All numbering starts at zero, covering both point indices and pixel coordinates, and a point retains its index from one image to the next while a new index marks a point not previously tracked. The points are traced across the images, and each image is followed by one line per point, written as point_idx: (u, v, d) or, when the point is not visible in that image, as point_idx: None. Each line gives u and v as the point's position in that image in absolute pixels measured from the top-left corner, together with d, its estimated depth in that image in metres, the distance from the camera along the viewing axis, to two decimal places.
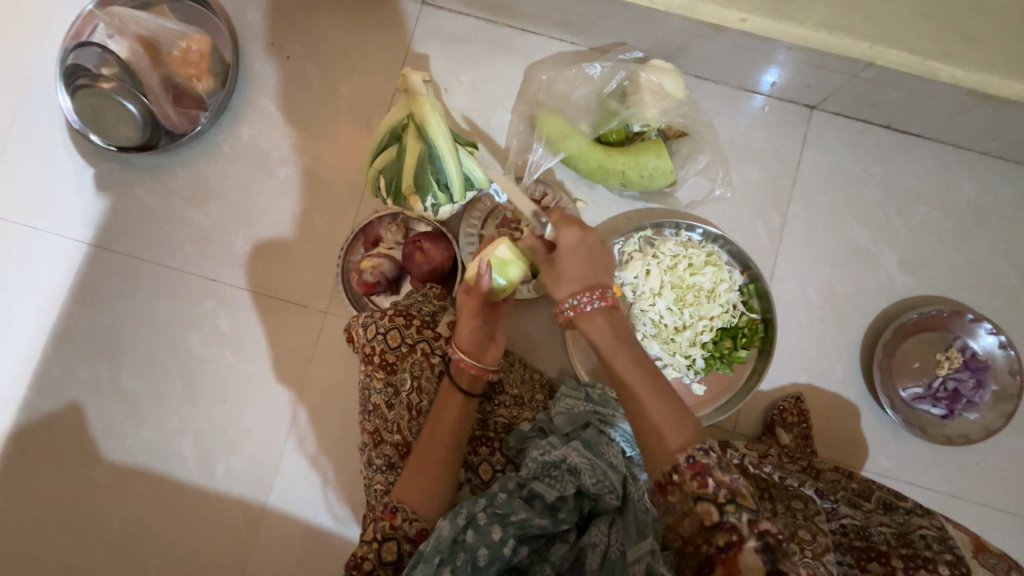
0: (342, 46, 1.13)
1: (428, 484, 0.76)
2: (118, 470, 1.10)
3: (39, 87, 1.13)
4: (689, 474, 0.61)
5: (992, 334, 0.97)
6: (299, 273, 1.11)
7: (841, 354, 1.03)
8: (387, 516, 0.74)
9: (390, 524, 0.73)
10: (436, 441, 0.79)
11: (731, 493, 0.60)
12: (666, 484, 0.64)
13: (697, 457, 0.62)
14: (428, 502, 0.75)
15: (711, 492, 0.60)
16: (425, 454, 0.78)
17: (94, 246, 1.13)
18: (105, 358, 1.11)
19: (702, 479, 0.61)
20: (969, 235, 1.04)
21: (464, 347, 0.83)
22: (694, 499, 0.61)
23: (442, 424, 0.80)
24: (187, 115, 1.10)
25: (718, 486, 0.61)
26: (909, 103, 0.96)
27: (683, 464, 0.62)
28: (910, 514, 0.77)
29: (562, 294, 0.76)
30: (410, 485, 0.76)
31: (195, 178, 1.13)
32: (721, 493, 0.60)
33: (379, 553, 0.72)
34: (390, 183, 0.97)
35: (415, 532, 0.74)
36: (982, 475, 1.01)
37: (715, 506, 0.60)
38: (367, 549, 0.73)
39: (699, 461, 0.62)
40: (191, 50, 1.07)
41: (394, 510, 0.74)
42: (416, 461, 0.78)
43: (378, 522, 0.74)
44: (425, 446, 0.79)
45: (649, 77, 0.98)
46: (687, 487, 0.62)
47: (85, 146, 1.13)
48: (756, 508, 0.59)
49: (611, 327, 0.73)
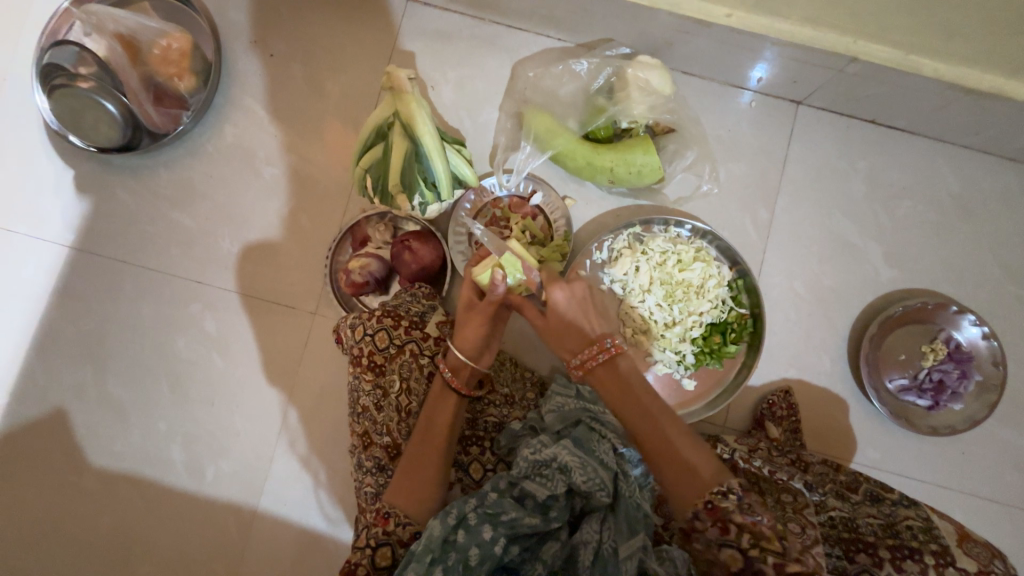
0: (326, 44, 1.11)
1: (419, 487, 0.76)
2: (104, 476, 1.08)
3: (14, 87, 1.10)
4: (709, 521, 0.66)
5: (975, 326, 0.98)
6: (286, 274, 1.09)
7: (828, 347, 1.04)
8: (380, 522, 0.74)
9: (383, 529, 0.73)
10: (426, 443, 0.78)
11: (753, 538, 0.64)
12: (691, 531, 0.68)
13: (715, 502, 0.66)
14: (419, 505, 0.75)
15: (734, 537, 0.65)
16: (415, 456, 0.77)
17: (75, 249, 1.10)
18: (90, 363, 1.09)
19: (723, 526, 0.65)
20: (952, 227, 1.06)
21: (466, 352, 0.83)
22: (718, 545, 0.66)
23: (433, 426, 0.80)
24: (169, 114, 1.08)
25: (739, 531, 0.65)
26: (893, 98, 0.97)
27: (703, 511, 0.67)
28: (897, 505, 0.79)
29: (568, 355, 0.82)
30: (402, 488, 0.76)
31: (178, 178, 1.11)
32: (744, 540, 0.64)
33: (373, 559, 0.72)
34: (376, 183, 0.96)
35: (409, 536, 0.73)
36: (967, 465, 1.02)
37: (740, 552, 0.64)
38: (360, 555, 0.73)
39: (717, 506, 0.66)
40: (171, 49, 1.04)
41: (386, 515, 0.74)
42: (407, 464, 0.77)
43: (371, 527, 0.74)
44: (416, 449, 0.78)
45: (636, 72, 0.97)
46: (710, 535, 0.66)
47: (64, 147, 1.11)
48: (782, 552, 0.63)
49: (616, 381, 0.78)
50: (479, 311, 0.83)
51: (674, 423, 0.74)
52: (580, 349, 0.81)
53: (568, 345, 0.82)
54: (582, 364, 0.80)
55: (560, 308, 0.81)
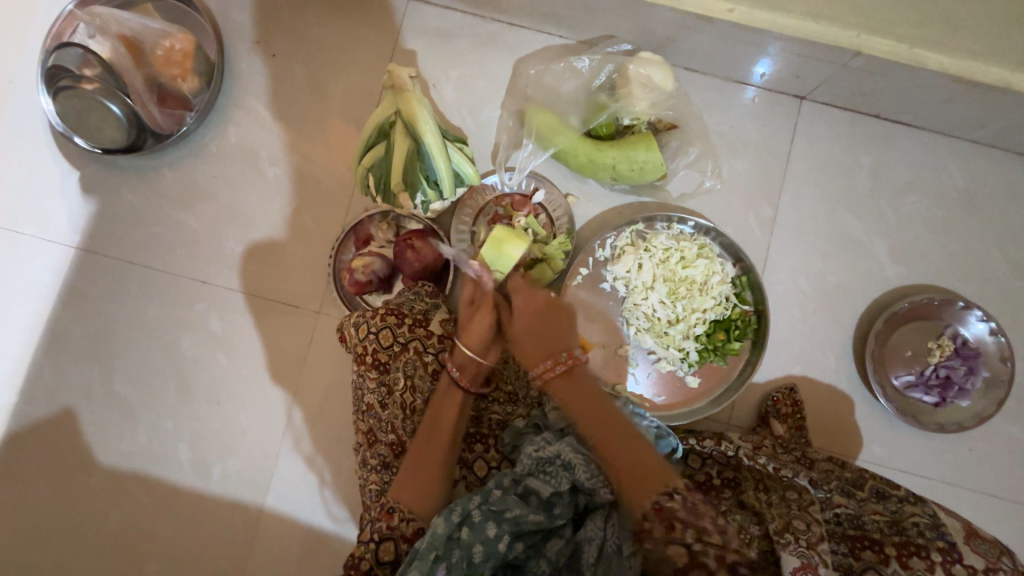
0: (328, 43, 1.11)
1: (423, 483, 0.76)
2: (112, 475, 1.09)
3: (20, 90, 1.11)
4: (657, 520, 0.69)
5: (983, 321, 0.97)
6: (290, 274, 1.10)
7: (833, 344, 1.04)
8: (384, 517, 0.75)
9: (387, 524, 0.75)
10: (431, 440, 0.78)
11: (696, 534, 0.67)
12: (641, 531, 0.70)
13: (662, 503, 0.69)
14: (422, 501, 0.76)
15: (680, 534, 0.67)
16: (419, 453, 0.78)
17: (81, 250, 1.11)
18: (97, 363, 1.10)
19: (669, 523, 0.68)
20: (958, 222, 1.05)
21: (475, 347, 0.85)
22: (665, 543, 0.68)
23: (438, 423, 0.80)
24: (173, 115, 1.08)
25: (684, 528, 0.68)
26: (897, 92, 0.96)
27: (651, 512, 0.69)
28: (903, 502, 0.78)
29: (531, 365, 0.85)
30: (405, 485, 0.76)
31: (182, 179, 1.11)
32: (689, 535, 0.67)
33: (376, 554, 0.73)
34: (379, 182, 0.96)
35: (412, 531, 0.75)
36: (974, 461, 1.02)
37: (684, 548, 0.67)
38: (365, 549, 0.74)
39: (664, 506, 0.69)
40: (174, 49, 1.05)
41: (390, 510, 0.75)
42: (412, 460, 0.77)
43: (375, 522, 0.76)
44: (420, 446, 0.78)
45: (637, 69, 0.96)
46: (658, 533, 0.68)
47: (70, 149, 1.11)
48: (721, 545, 0.67)
49: (575, 389, 0.82)
50: (482, 308, 0.88)
51: (630, 433, 0.77)
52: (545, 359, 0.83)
53: (532, 355, 0.85)
54: (540, 376, 0.83)
55: (534, 311, 0.87)
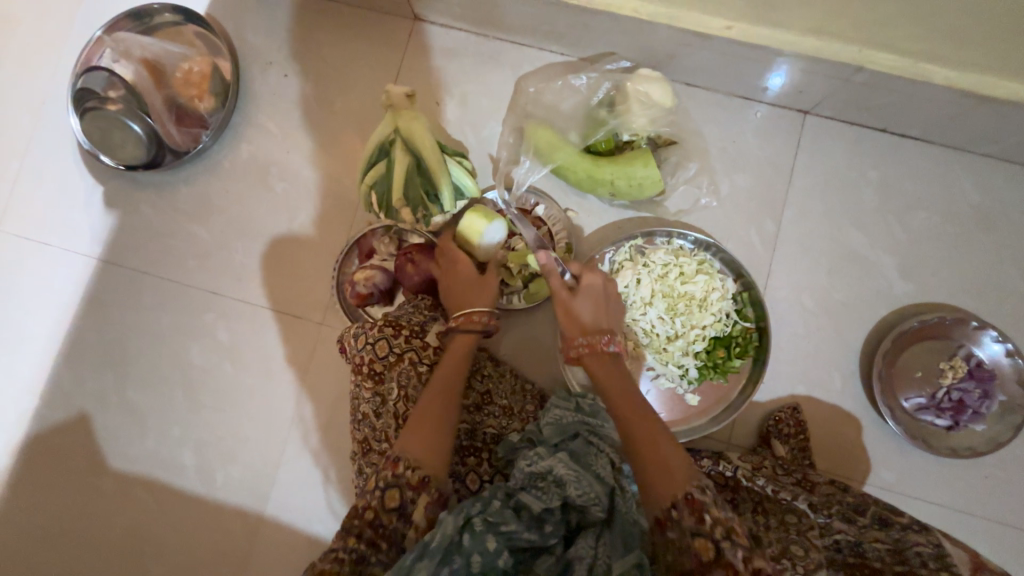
0: (338, 63, 1.15)
1: (431, 433, 0.76)
2: (123, 478, 1.13)
3: (51, 111, 1.18)
4: (686, 510, 0.67)
5: (998, 342, 0.93)
6: (296, 285, 1.13)
7: (839, 363, 1.01)
8: (389, 465, 0.73)
9: (392, 473, 0.73)
10: (439, 396, 0.79)
11: (726, 531, 0.65)
12: (665, 520, 0.68)
13: (695, 494, 0.68)
14: (430, 451, 0.75)
15: (708, 528, 0.65)
16: (426, 407, 0.78)
17: (101, 261, 1.17)
18: (112, 369, 1.15)
19: (699, 516, 0.66)
20: (972, 239, 1.01)
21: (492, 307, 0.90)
22: (692, 535, 0.66)
23: (445, 378, 0.82)
24: (190, 133, 1.13)
25: (716, 525, 0.65)
26: (904, 107, 0.94)
27: (682, 502, 0.68)
28: (907, 530, 0.71)
29: (575, 331, 0.85)
30: (413, 434, 0.76)
31: (197, 193, 1.16)
32: (717, 530, 0.65)
33: (382, 501, 0.72)
34: (381, 199, 0.99)
35: (417, 480, 0.73)
36: (992, 489, 0.97)
37: (711, 542, 0.65)
38: (369, 498, 0.72)
39: (696, 498, 0.67)
40: (193, 72, 1.12)
41: (396, 459, 0.74)
42: (420, 412, 0.78)
43: (380, 472, 0.74)
44: (429, 399, 0.79)
45: (636, 86, 0.98)
46: (685, 523, 0.67)
47: (94, 166, 1.18)
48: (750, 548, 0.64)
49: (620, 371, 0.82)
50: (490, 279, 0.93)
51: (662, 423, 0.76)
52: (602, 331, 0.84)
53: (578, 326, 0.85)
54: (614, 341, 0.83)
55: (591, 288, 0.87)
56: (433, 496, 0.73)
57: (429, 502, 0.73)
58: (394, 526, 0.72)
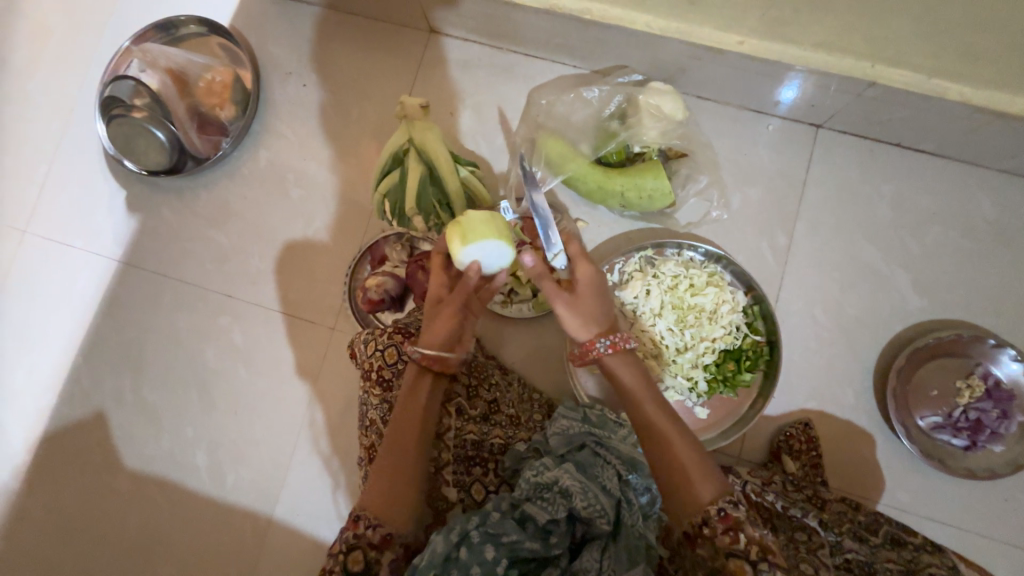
0: (355, 74, 1.18)
1: (390, 487, 0.72)
2: (136, 477, 1.15)
3: (80, 117, 1.23)
4: (721, 528, 0.65)
5: (1016, 361, 0.91)
6: (308, 290, 1.15)
7: (853, 379, 0.99)
8: (350, 525, 0.70)
9: (354, 533, 0.70)
10: (398, 448, 0.75)
11: (762, 551, 0.64)
12: (697, 535, 0.67)
13: (728, 510, 0.66)
14: (392, 506, 0.71)
15: (743, 548, 0.64)
16: (385, 459, 0.74)
17: (122, 263, 1.20)
18: (129, 369, 1.18)
19: (733, 534, 0.65)
20: (990, 256, 1.00)
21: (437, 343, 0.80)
22: (726, 554, 0.65)
23: (404, 424, 0.76)
24: (211, 140, 1.18)
25: (750, 543, 0.64)
26: (918, 122, 0.94)
27: (714, 517, 0.66)
28: (920, 551, 0.72)
29: (589, 335, 0.80)
30: (372, 492, 0.72)
31: (216, 199, 1.19)
32: (752, 551, 0.64)
33: (344, 564, 0.68)
34: (395, 206, 1.01)
35: (380, 538, 0.69)
36: (1012, 513, 0.94)
37: (747, 562, 0.64)
38: (333, 561, 0.69)
39: (729, 515, 0.66)
40: (215, 81, 1.16)
41: (356, 518, 0.70)
42: (378, 466, 0.74)
43: (343, 532, 0.71)
44: (388, 449, 0.75)
45: (648, 99, 0.99)
46: (719, 542, 0.65)
47: (118, 171, 1.21)
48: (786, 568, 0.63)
49: (636, 372, 0.78)
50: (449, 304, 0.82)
51: (684, 432, 0.73)
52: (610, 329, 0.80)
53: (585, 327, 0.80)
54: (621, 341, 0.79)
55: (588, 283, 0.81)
56: (399, 552, 0.71)
57: (394, 558, 0.70)
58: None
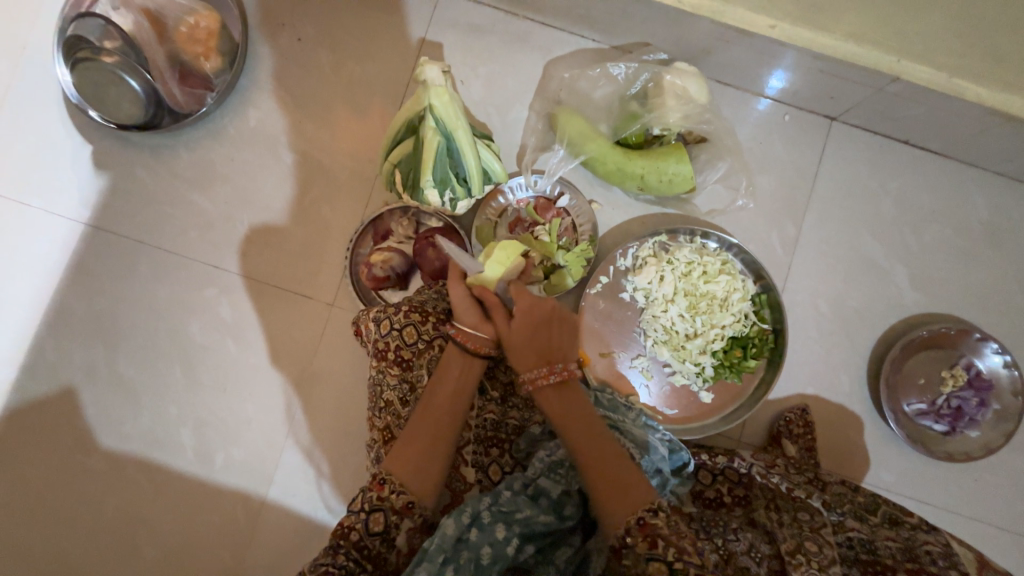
0: (357, 30, 1.09)
1: (419, 455, 0.74)
2: (112, 457, 1.07)
3: (35, 58, 1.08)
4: (638, 536, 0.63)
5: (998, 354, 0.97)
6: (305, 263, 1.08)
7: (848, 366, 1.04)
8: (375, 486, 0.72)
9: (377, 495, 0.71)
10: (427, 423, 0.76)
11: (678, 552, 0.61)
12: (621, 548, 0.65)
13: (646, 519, 0.65)
14: (419, 476, 0.72)
15: (661, 552, 0.62)
16: (416, 429, 0.75)
17: (90, 226, 1.09)
18: (101, 342, 1.08)
19: (651, 541, 0.63)
20: (979, 253, 1.05)
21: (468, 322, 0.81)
22: (646, 561, 0.62)
23: (437, 397, 0.77)
24: (194, 94, 1.05)
25: (668, 548, 0.62)
26: (930, 120, 0.96)
27: (633, 527, 0.64)
28: (917, 530, 0.76)
29: (521, 369, 0.79)
30: (399, 456, 0.74)
31: (199, 160, 1.09)
32: (669, 553, 0.61)
33: (366, 524, 0.70)
34: (406, 177, 0.96)
35: (402, 504, 0.71)
36: (979, 491, 1.03)
37: (666, 567, 0.61)
38: (355, 519, 0.70)
39: (647, 523, 0.64)
40: (199, 27, 1.03)
41: (382, 481, 0.72)
42: (409, 431, 0.75)
43: (366, 492, 0.73)
44: (419, 420, 0.76)
45: (674, 80, 0.97)
46: (639, 550, 0.63)
47: (83, 123, 1.08)
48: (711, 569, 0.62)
49: (561, 398, 0.77)
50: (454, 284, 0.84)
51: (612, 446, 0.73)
52: (533, 365, 0.78)
53: (524, 357, 0.79)
54: (531, 381, 0.77)
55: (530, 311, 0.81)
56: (417, 521, 0.72)
57: (413, 527, 0.72)
58: (378, 550, 0.70)
